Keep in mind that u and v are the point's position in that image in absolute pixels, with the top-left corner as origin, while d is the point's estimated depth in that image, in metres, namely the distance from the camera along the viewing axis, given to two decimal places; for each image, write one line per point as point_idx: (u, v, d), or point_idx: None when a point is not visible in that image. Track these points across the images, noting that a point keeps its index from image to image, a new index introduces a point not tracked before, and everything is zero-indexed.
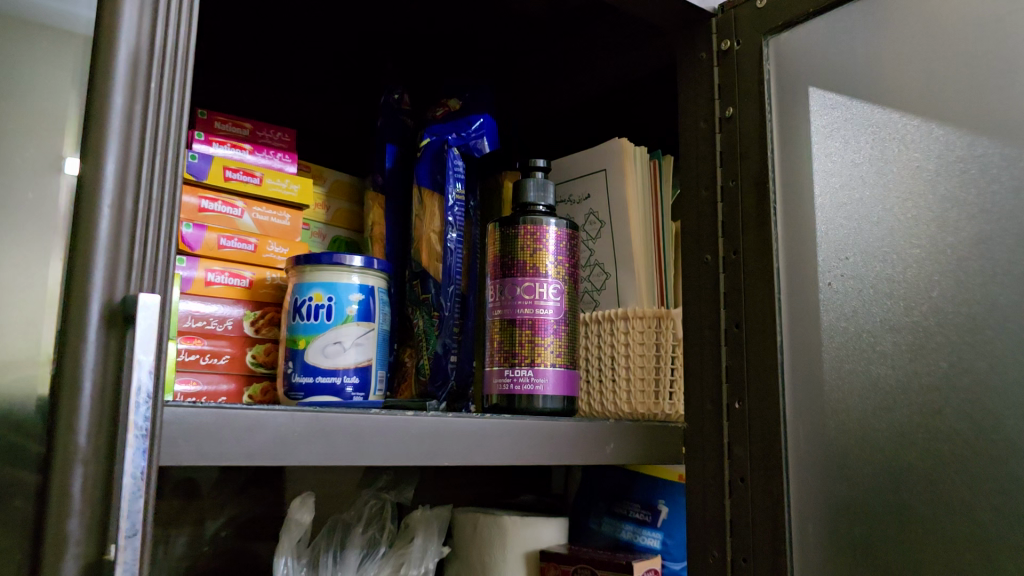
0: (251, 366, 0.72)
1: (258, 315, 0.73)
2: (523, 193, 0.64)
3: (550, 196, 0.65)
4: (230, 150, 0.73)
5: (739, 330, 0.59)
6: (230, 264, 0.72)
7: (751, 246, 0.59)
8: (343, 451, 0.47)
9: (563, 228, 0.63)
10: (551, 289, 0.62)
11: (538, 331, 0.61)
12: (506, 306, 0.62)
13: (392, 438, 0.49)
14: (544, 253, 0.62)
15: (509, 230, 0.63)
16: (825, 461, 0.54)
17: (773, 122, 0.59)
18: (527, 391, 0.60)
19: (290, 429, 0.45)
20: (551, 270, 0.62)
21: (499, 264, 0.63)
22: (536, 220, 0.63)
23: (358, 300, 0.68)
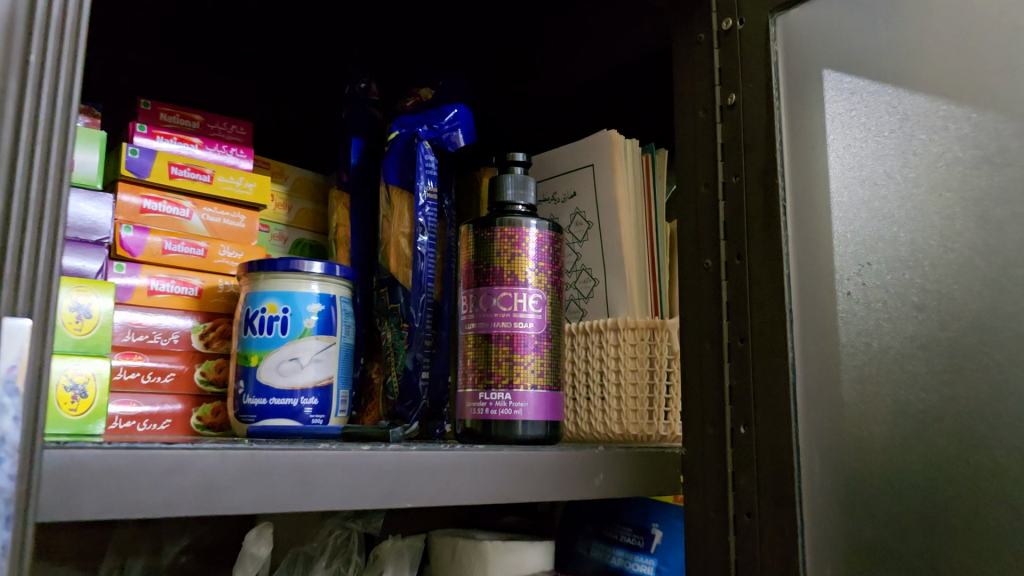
0: (199, 385, 0.65)
1: (207, 327, 0.66)
2: (499, 191, 0.57)
3: (531, 194, 0.58)
4: (177, 145, 0.66)
5: (744, 346, 0.52)
6: (176, 271, 0.65)
7: (758, 249, 0.52)
8: (286, 493, 0.40)
9: (546, 231, 0.56)
10: (532, 300, 0.55)
11: (517, 348, 0.54)
12: (481, 319, 0.55)
13: (345, 476, 0.42)
14: (523, 258, 0.55)
15: (484, 233, 0.56)
16: (846, 497, 0.48)
17: (781, 110, 0.53)
18: (504, 417, 0.53)
19: (219, 471, 0.38)
20: (532, 278, 0.55)
21: (473, 271, 0.56)
22: (515, 221, 0.56)
23: (317, 312, 0.61)
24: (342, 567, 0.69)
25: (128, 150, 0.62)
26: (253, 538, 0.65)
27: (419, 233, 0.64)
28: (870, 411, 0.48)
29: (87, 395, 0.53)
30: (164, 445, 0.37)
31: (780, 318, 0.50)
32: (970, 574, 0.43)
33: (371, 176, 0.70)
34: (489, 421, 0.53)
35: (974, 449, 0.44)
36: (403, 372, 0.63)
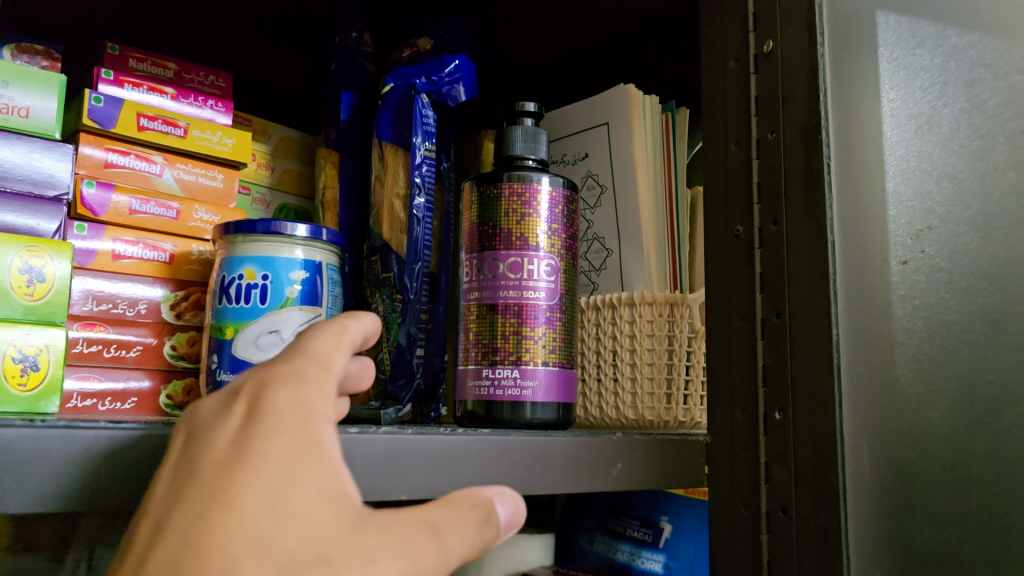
0: (170, 360, 0.59)
1: (180, 297, 0.60)
2: (507, 145, 0.51)
3: (542, 150, 0.52)
4: (147, 95, 0.60)
5: (780, 322, 0.46)
6: (145, 234, 0.59)
7: (798, 214, 0.46)
8: None
9: (559, 189, 0.50)
10: (543, 266, 0.49)
11: (526, 321, 0.48)
12: (488, 287, 0.49)
13: None
14: (534, 219, 0.49)
15: (491, 189, 0.50)
16: (900, 488, 0.44)
17: (826, 58, 0.46)
18: (511, 398, 0.47)
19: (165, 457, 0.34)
20: (543, 243, 0.49)
21: (479, 234, 0.50)
22: (527, 178, 0.50)
23: (301, 280, 0.55)
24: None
25: (91, 98, 0.56)
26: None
27: (414, 195, 0.57)
28: (921, 384, 0.45)
29: (40, 368, 0.47)
30: (105, 428, 0.32)
31: (824, 286, 0.44)
32: None
33: (363, 133, 0.64)
34: (493, 403, 0.47)
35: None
36: (397, 348, 0.57)
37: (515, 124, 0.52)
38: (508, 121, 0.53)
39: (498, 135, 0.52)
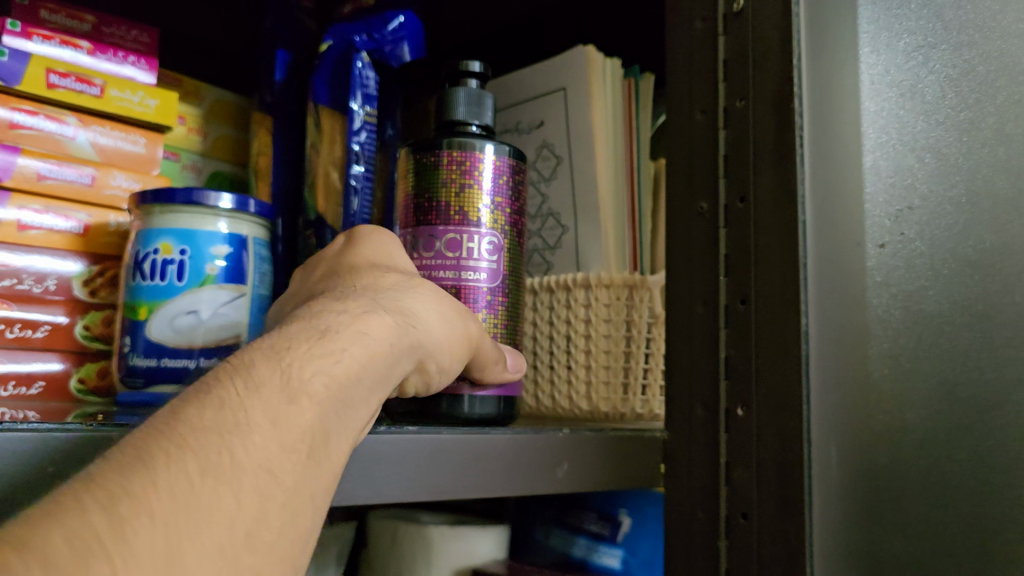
0: (82, 341, 0.54)
1: (95, 273, 0.55)
2: (449, 110, 0.46)
3: (485, 115, 0.47)
4: (59, 48, 0.54)
5: (745, 309, 0.42)
6: (55, 201, 0.53)
7: (769, 191, 0.41)
8: None
9: (504, 157, 0.46)
10: (484, 244, 0.45)
11: (467, 305, 0.44)
12: (424, 267, 0.45)
13: None
14: (476, 190, 0.45)
15: (429, 158, 0.45)
16: (869, 493, 0.40)
17: (802, 21, 0.41)
18: (448, 393, 0.44)
19: (31, 463, 0.29)
20: (485, 218, 0.45)
21: (417, 209, 0.45)
22: (467, 145, 0.45)
23: (223, 255, 0.49)
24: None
25: None
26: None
27: (351, 163, 0.52)
28: (892, 378, 0.42)
29: None
30: None
31: (794, 271, 0.39)
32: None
33: (301, 95, 0.59)
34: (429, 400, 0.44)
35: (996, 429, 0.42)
36: None
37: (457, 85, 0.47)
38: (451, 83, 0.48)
39: (440, 98, 0.47)
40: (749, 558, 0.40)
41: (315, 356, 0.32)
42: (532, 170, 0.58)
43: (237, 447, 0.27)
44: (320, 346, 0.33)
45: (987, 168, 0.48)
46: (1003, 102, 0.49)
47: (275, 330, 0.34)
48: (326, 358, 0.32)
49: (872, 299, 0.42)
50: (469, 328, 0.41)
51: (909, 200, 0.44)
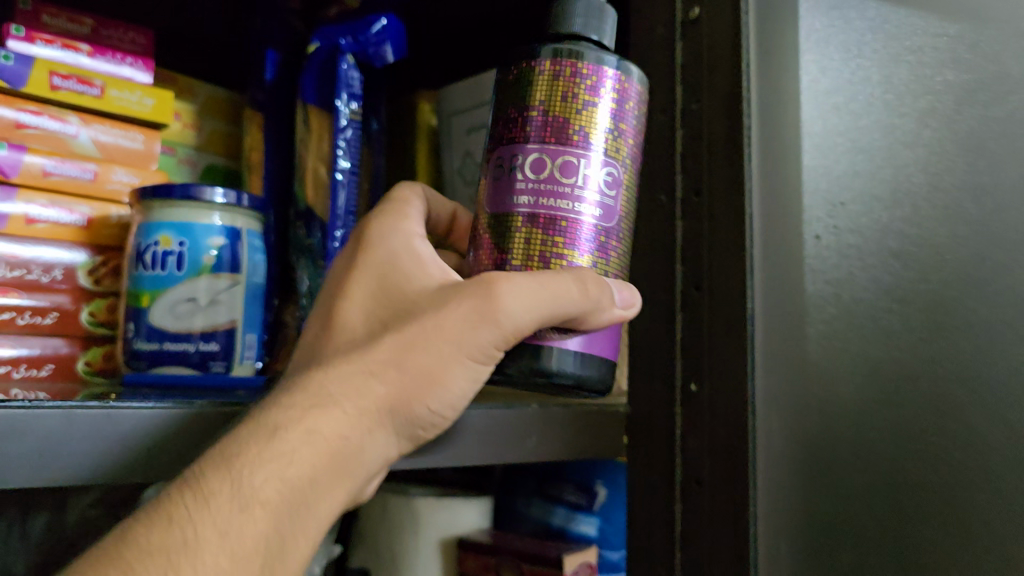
0: (88, 327, 0.57)
1: (98, 262, 0.58)
2: (563, 21, 0.39)
3: (606, 33, 0.40)
4: (61, 51, 0.57)
5: (699, 294, 0.46)
6: (59, 197, 0.57)
7: (719, 187, 0.45)
8: (139, 464, 0.35)
9: (619, 75, 0.40)
10: (601, 174, 0.39)
11: (571, 243, 0.39)
12: (521, 188, 0.39)
13: None
14: (594, 107, 0.39)
15: (530, 66, 0.39)
16: (806, 461, 0.44)
17: (751, 28, 0.45)
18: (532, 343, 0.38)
19: (64, 436, 0.33)
20: (597, 140, 0.39)
21: (502, 123, 0.40)
22: (585, 54, 0.39)
23: (219, 247, 0.53)
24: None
25: None
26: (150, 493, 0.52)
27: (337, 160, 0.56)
28: (829, 356, 0.46)
29: None
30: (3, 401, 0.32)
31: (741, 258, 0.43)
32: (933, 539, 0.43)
33: (290, 93, 0.62)
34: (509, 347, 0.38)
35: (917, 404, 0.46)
36: None
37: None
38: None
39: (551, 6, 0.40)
40: (701, 519, 0.44)
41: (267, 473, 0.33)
42: None
43: (186, 566, 0.30)
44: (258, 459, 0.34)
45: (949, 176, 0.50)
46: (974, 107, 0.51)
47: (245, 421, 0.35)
48: (275, 479, 0.34)
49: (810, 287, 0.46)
50: (473, 353, 0.37)
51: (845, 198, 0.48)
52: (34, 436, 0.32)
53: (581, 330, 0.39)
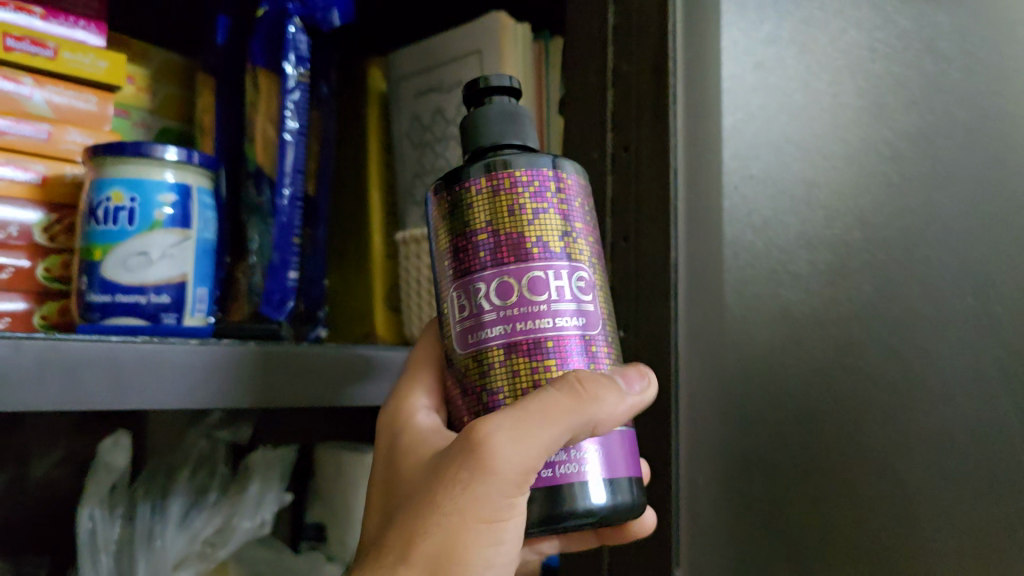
0: (42, 282, 0.58)
1: (53, 220, 0.59)
2: (483, 135, 0.37)
3: (530, 133, 0.37)
4: (14, 14, 0.58)
5: (627, 245, 0.48)
6: (14, 155, 0.58)
7: (647, 144, 0.47)
8: (92, 392, 0.35)
9: (552, 172, 0.36)
10: (571, 280, 0.36)
11: (564, 363, 0.35)
12: (482, 320, 0.36)
13: (172, 375, 0.38)
14: (535, 213, 0.35)
15: (461, 188, 0.36)
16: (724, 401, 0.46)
17: None
18: (552, 483, 0.34)
19: (15, 364, 0.33)
20: (557, 244, 0.36)
21: (454, 252, 0.37)
22: (515, 161, 0.36)
23: (171, 203, 0.55)
24: (207, 479, 0.61)
25: None
26: (107, 445, 0.56)
27: (285, 120, 0.57)
28: (749, 303, 0.48)
29: None
30: None
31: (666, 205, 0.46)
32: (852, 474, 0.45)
33: (241, 57, 0.63)
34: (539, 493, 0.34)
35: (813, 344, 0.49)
36: (269, 270, 0.57)
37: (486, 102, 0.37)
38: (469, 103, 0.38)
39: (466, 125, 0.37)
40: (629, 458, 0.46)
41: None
42: (452, 125, 0.62)
43: None
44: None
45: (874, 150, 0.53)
46: (895, 89, 0.54)
47: None
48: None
49: (733, 235, 0.48)
50: (489, 515, 0.34)
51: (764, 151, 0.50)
52: None
53: (600, 434, 0.35)
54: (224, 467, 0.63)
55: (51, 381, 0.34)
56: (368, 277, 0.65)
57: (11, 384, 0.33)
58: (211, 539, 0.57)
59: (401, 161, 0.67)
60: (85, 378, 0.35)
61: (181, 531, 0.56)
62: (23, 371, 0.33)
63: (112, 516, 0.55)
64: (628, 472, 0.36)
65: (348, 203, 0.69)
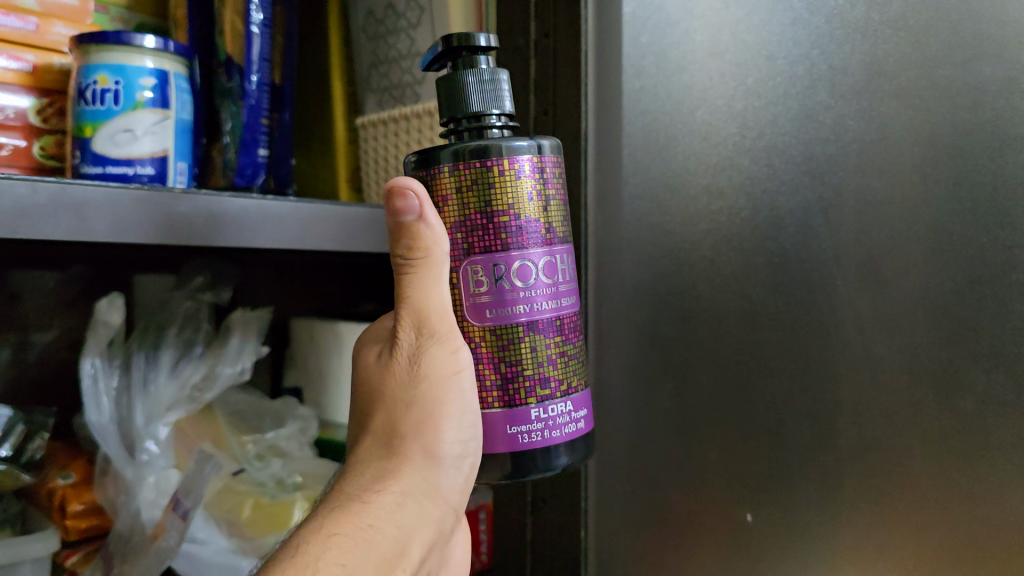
0: (40, 161, 0.51)
1: (45, 103, 0.51)
2: (460, 103, 0.39)
3: (506, 97, 0.39)
4: None
5: (548, 119, 0.51)
6: (4, 44, 0.49)
7: (563, 24, 0.50)
8: (97, 226, 0.40)
9: (543, 157, 0.39)
10: (565, 261, 0.40)
11: (564, 336, 0.40)
12: (492, 298, 0.39)
13: (160, 215, 0.43)
14: (536, 192, 0.39)
15: (447, 173, 0.38)
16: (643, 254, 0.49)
17: None
18: (558, 440, 0.39)
19: (31, 202, 0.38)
20: (554, 229, 0.40)
21: (466, 234, 0.39)
22: (490, 149, 0.38)
23: (152, 87, 0.50)
24: (193, 335, 0.63)
25: None
26: (103, 305, 0.56)
27: (252, 12, 0.62)
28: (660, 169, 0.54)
29: None
30: None
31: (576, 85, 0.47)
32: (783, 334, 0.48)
33: None
34: (518, 456, 0.39)
35: (775, 220, 0.49)
36: (241, 146, 0.62)
37: (466, 67, 0.39)
38: (452, 63, 0.40)
39: (445, 86, 0.39)
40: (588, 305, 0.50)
41: (380, 526, 0.35)
42: (401, 18, 0.68)
43: (337, 531, 0.33)
44: (361, 522, 0.34)
45: (799, 12, 0.48)
46: None
47: (352, 479, 0.38)
48: (390, 526, 0.35)
49: (644, 103, 0.49)
50: (451, 369, 0.39)
51: (660, 17, 0.49)
52: (8, 198, 0.37)
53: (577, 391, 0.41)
54: (208, 325, 0.65)
55: (93, 208, 0.40)
56: (334, 159, 0.72)
57: (29, 216, 0.38)
58: (198, 385, 0.59)
59: (358, 52, 0.73)
60: (119, 208, 0.41)
61: (171, 379, 0.58)
62: (41, 205, 0.38)
63: (111, 368, 0.56)
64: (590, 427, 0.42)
65: (316, 91, 0.75)
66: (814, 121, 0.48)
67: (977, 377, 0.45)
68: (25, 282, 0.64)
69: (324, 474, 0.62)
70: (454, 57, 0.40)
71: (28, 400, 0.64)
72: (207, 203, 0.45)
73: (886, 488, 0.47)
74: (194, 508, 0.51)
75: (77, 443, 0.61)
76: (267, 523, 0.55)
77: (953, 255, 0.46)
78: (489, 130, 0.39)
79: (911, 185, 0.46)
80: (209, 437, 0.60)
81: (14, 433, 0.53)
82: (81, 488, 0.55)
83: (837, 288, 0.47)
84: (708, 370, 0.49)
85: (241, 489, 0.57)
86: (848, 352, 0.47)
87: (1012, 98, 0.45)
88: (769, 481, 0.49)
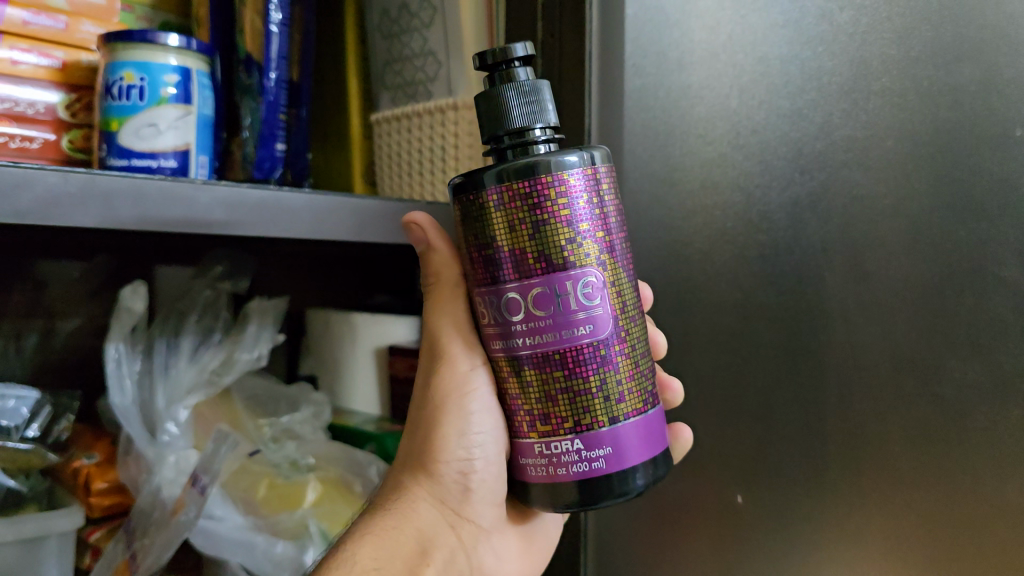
0: (69, 153, 0.54)
1: (74, 98, 0.54)
2: (502, 118, 0.40)
3: (547, 110, 0.40)
4: None
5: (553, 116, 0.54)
6: (38, 43, 0.52)
7: (570, 26, 0.52)
8: (123, 213, 0.43)
9: (563, 179, 0.38)
10: (578, 287, 0.38)
11: (573, 369, 0.39)
12: (499, 331, 0.41)
13: (184, 205, 0.45)
14: (546, 220, 0.38)
15: (474, 203, 0.40)
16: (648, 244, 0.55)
17: None
18: (566, 478, 0.39)
19: (63, 190, 0.40)
20: (569, 257, 0.38)
21: (480, 266, 0.40)
22: (538, 167, 0.38)
23: (175, 83, 0.53)
24: (212, 322, 0.66)
25: None
26: (127, 293, 0.57)
27: (272, 11, 0.64)
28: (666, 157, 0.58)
29: None
30: (8, 163, 0.39)
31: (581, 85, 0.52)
32: (774, 323, 0.51)
33: None
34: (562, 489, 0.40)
35: (767, 214, 0.51)
36: (259, 140, 0.65)
37: (505, 81, 0.40)
38: (489, 78, 0.41)
39: (486, 101, 0.40)
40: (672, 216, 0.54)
41: (400, 529, 0.44)
42: (414, 17, 0.69)
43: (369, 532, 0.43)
44: (385, 525, 0.44)
45: (791, 13, 0.50)
46: None
47: (383, 496, 0.48)
48: (408, 529, 0.45)
49: (646, 102, 0.53)
50: (457, 391, 0.46)
51: (659, 17, 0.53)
52: (41, 187, 0.40)
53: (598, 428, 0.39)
54: (227, 312, 0.68)
55: (120, 198, 0.43)
56: (349, 154, 0.75)
57: (60, 203, 0.40)
58: (217, 369, 0.62)
59: (374, 51, 0.75)
60: (144, 198, 0.44)
61: (191, 364, 0.61)
62: (71, 193, 0.41)
63: (134, 352, 0.59)
64: (637, 459, 0.39)
65: (334, 87, 0.78)
66: (803, 118, 0.50)
67: (952, 362, 0.44)
68: (54, 271, 0.67)
69: (336, 456, 0.64)
70: (492, 73, 0.40)
71: (59, 383, 0.67)
72: (226, 193, 0.47)
73: (869, 480, 0.48)
74: (212, 484, 0.53)
75: (101, 425, 0.64)
76: (280, 502, 0.58)
77: (934, 248, 0.45)
78: (534, 146, 0.39)
79: (895, 182, 0.46)
80: (225, 418, 0.63)
81: (42, 413, 0.55)
82: (105, 467, 0.58)
83: (824, 279, 0.49)
84: (703, 352, 0.54)
85: (256, 469, 0.60)
86: (830, 345, 0.49)
87: (990, 97, 0.43)
88: (760, 459, 0.52)
